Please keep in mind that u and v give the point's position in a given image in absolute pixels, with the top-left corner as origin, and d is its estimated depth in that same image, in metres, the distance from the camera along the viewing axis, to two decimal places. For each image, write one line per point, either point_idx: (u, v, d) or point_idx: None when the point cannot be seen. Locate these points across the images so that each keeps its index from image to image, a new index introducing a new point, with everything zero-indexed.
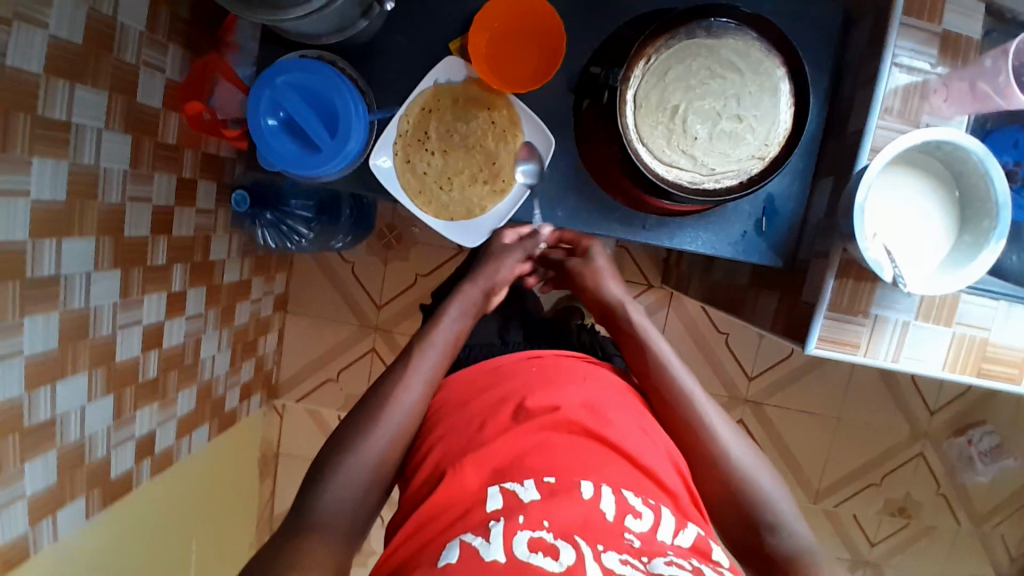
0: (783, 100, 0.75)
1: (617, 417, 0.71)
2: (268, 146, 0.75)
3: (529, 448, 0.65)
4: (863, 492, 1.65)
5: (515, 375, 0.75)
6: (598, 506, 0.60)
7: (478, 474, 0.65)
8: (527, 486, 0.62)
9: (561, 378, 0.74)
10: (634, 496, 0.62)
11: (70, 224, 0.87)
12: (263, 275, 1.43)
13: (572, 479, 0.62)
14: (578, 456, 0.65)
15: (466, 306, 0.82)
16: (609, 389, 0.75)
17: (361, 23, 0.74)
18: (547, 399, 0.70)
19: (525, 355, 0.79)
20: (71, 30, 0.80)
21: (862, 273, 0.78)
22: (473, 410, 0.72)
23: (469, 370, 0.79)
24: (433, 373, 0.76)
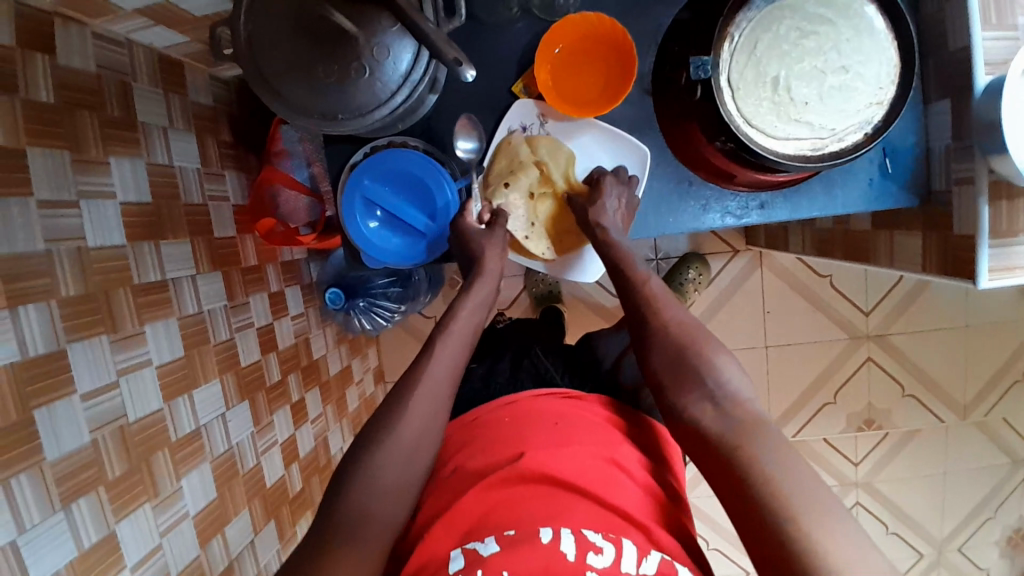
0: (882, 35, 0.69)
1: (581, 454, 0.68)
2: (372, 246, 0.74)
3: (495, 505, 0.63)
4: (1010, 391, 1.56)
5: (488, 429, 0.73)
6: (558, 549, 0.58)
7: (447, 537, 0.62)
8: (487, 543, 0.59)
9: (530, 423, 0.72)
10: (595, 533, 0.60)
11: (195, 376, 0.86)
12: (360, 356, 1.42)
13: (531, 527, 0.60)
14: (546, 502, 0.63)
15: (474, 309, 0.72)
16: (582, 426, 0.72)
17: (429, 97, 0.70)
18: (509, 449, 0.68)
19: (498, 404, 0.77)
20: (137, 190, 0.80)
21: (1015, 189, 0.72)
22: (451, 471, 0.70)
23: (458, 426, 0.78)
24: (454, 364, 0.68)
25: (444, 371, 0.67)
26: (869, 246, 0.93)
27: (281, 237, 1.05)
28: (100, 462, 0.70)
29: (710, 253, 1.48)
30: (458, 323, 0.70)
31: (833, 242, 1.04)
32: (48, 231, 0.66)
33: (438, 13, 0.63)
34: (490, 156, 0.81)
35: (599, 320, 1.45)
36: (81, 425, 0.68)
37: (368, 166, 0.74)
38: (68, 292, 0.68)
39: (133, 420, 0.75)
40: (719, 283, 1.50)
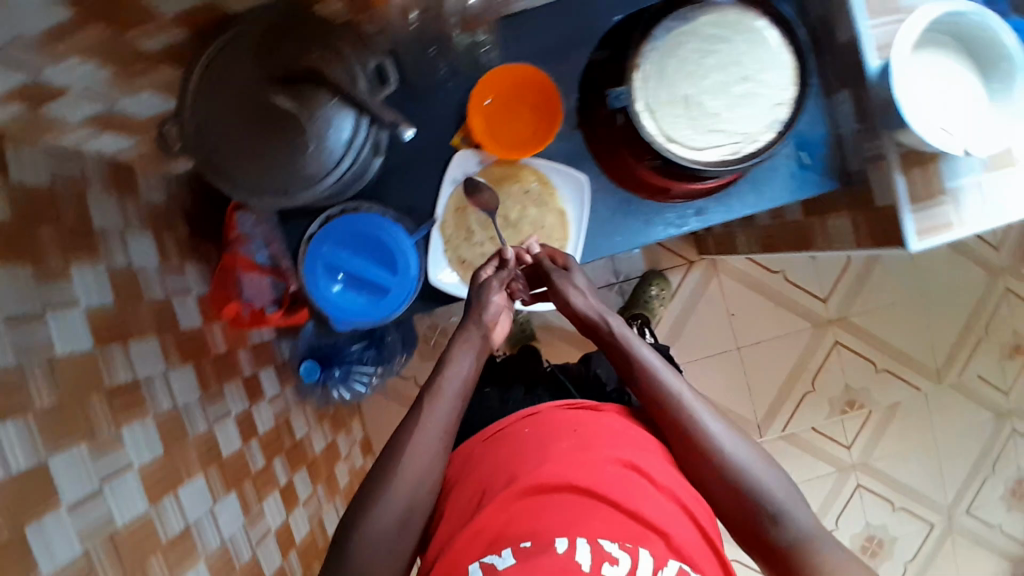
0: (776, 43, 0.76)
1: (602, 459, 0.69)
2: (339, 308, 0.76)
3: (514, 515, 0.64)
4: (976, 350, 1.63)
5: (508, 441, 0.74)
6: (574, 559, 0.60)
7: (469, 548, 0.64)
8: (505, 556, 0.62)
9: (553, 434, 0.72)
10: (612, 543, 0.61)
11: (179, 471, 0.85)
12: (346, 428, 1.41)
13: (547, 539, 0.62)
14: (569, 512, 0.64)
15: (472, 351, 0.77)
16: (605, 431, 0.73)
17: (375, 161, 0.74)
18: (533, 462, 0.69)
19: (522, 416, 0.77)
20: (101, 294, 0.80)
21: (922, 158, 0.78)
22: (470, 483, 0.72)
23: (472, 439, 0.79)
24: (454, 404, 0.73)
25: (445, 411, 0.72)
26: (808, 232, 0.99)
27: (249, 320, 1.05)
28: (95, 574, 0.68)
29: (668, 268, 1.54)
30: (449, 374, 0.74)
31: (777, 236, 1.10)
32: (18, 345, 0.66)
33: (371, 83, 0.66)
34: (442, 209, 0.84)
35: (576, 351, 1.48)
36: (71, 536, 0.66)
37: (324, 234, 0.76)
38: (42, 403, 0.67)
39: (122, 525, 0.73)
40: (681, 297, 1.55)
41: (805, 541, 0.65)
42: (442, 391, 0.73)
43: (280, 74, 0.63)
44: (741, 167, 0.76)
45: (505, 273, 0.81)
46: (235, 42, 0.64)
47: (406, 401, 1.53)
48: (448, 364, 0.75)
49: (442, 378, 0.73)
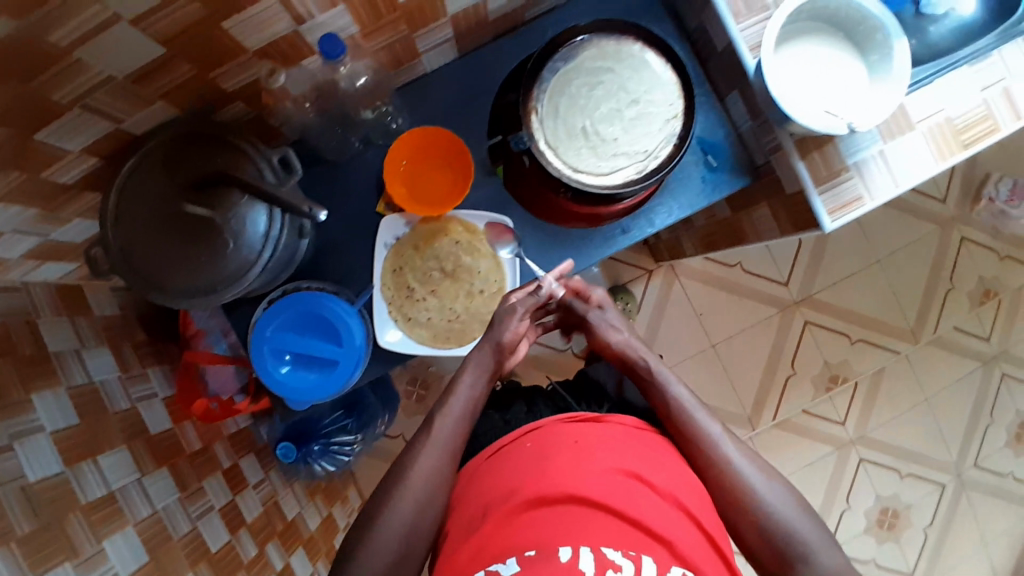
0: (656, 63, 0.81)
1: (605, 467, 0.69)
2: (293, 390, 0.78)
3: (518, 530, 0.64)
4: (946, 303, 1.66)
5: (509, 458, 0.73)
6: (577, 568, 0.59)
7: (473, 562, 0.64)
8: (509, 565, 0.61)
9: (556, 449, 0.71)
10: (614, 551, 0.61)
11: (167, 575, 0.86)
12: (340, 500, 1.40)
13: (551, 548, 0.61)
14: (575, 523, 0.63)
15: (479, 370, 0.81)
16: (605, 441, 0.72)
17: (303, 243, 0.77)
18: (536, 476, 0.68)
19: (523, 430, 0.76)
20: (64, 415, 0.82)
21: (819, 140, 0.82)
22: (473, 500, 0.71)
23: (475, 458, 0.77)
24: (462, 421, 0.78)
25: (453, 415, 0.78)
26: (740, 227, 1.03)
27: (219, 413, 1.04)
28: None
29: (630, 280, 1.57)
30: (456, 396, 0.79)
31: (716, 234, 1.13)
32: None
33: (279, 172, 0.70)
34: (379, 274, 0.86)
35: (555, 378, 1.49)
36: None
37: (266, 319, 0.79)
38: (23, 529, 0.70)
39: None
40: (648, 306, 1.58)
41: None
42: (449, 411, 0.78)
43: (193, 182, 0.67)
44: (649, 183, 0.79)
45: (536, 298, 0.84)
46: (146, 162, 0.68)
47: None
48: (456, 385, 0.80)
49: (450, 398, 0.79)
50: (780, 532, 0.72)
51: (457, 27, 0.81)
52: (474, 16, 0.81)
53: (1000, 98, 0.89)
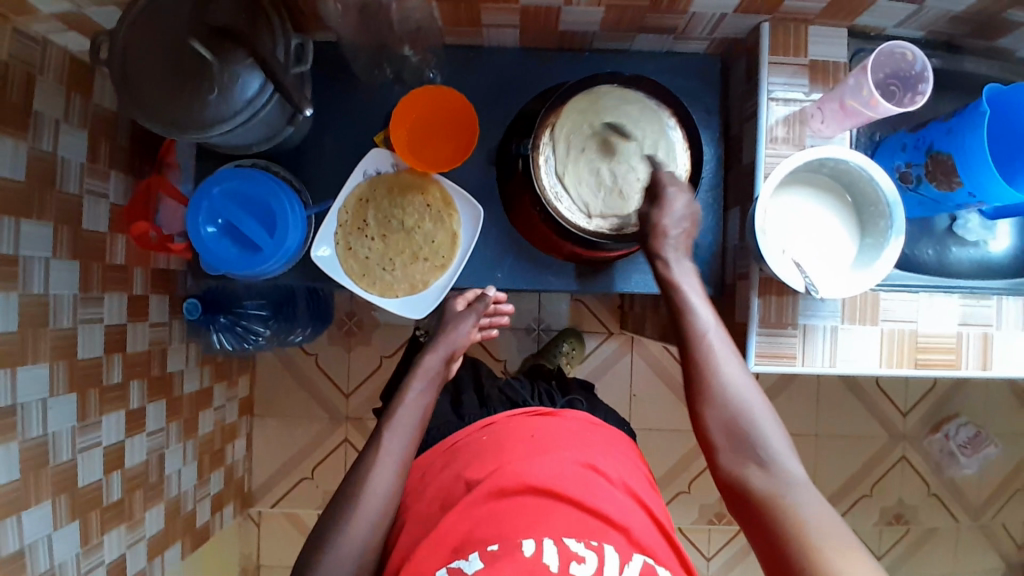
0: (677, 142, 0.84)
1: (558, 463, 0.77)
2: (209, 252, 0.79)
3: (479, 519, 0.71)
4: (857, 505, 1.65)
5: (466, 449, 0.82)
6: (540, 560, 0.66)
7: (434, 556, 0.69)
8: (472, 559, 0.67)
9: (509, 440, 0.81)
10: (576, 543, 0.68)
11: (23, 353, 0.90)
12: (227, 382, 1.42)
13: (513, 541, 0.68)
14: (529, 513, 0.71)
15: (429, 376, 0.83)
16: (552, 437, 0.81)
17: (287, 129, 0.81)
18: (488, 463, 0.77)
19: (479, 426, 0.86)
20: (13, 168, 0.87)
21: (783, 288, 0.83)
22: (432, 491, 0.79)
23: (428, 453, 0.87)
24: (416, 420, 0.79)
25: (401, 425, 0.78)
26: None
27: (153, 244, 1.07)
28: None
29: (586, 331, 1.58)
30: (406, 406, 0.80)
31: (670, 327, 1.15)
32: None
33: (290, 58, 0.73)
34: (343, 196, 0.88)
35: None
36: None
37: (217, 177, 0.79)
38: None
39: None
40: (592, 361, 1.59)
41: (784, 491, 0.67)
42: (400, 422, 0.78)
43: (211, 27, 0.69)
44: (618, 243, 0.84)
45: (483, 304, 0.90)
46: None
47: (302, 377, 1.56)
48: (404, 398, 0.80)
49: (397, 407, 0.79)
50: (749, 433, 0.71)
51: (526, 20, 0.84)
52: (545, 18, 0.84)
53: (976, 340, 0.90)
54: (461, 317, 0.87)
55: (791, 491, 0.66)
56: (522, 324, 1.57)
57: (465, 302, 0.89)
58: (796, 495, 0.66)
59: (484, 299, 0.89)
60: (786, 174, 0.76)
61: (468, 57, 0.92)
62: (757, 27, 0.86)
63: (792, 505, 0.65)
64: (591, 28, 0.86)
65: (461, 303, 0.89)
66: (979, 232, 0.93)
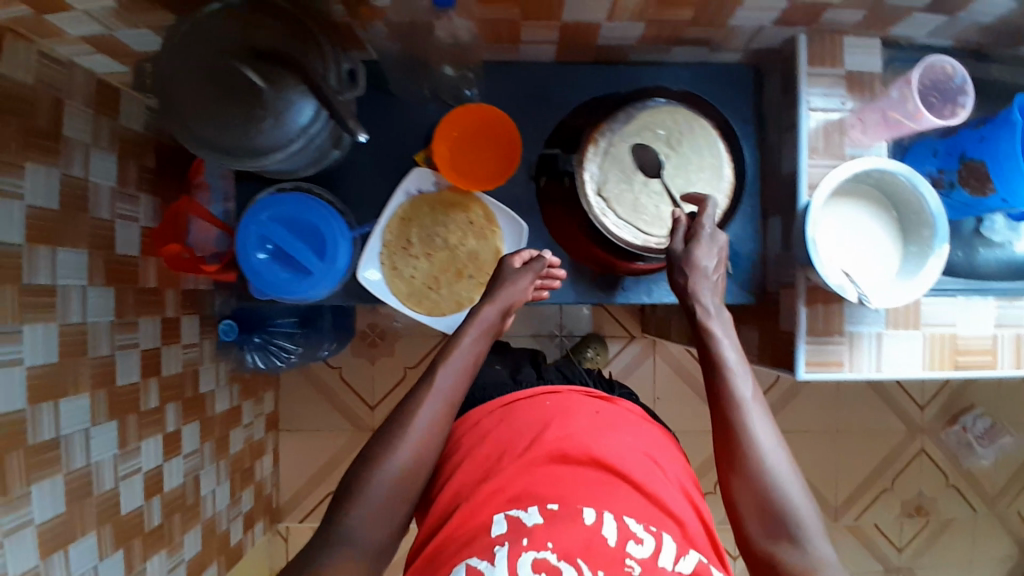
0: (721, 154, 0.83)
1: (625, 444, 0.77)
2: (259, 277, 0.78)
3: (542, 479, 0.71)
4: (879, 498, 1.67)
5: (530, 411, 0.82)
6: (600, 531, 0.66)
7: (490, 505, 0.70)
8: (532, 512, 0.68)
9: (575, 411, 0.81)
10: (637, 522, 0.67)
11: (65, 385, 0.89)
12: (254, 398, 1.42)
13: (574, 506, 0.68)
14: (598, 487, 0.70)
15: (483, 329, 0.80)
16: (619, 420, 0.82)
17: (333, 152, 0.80)
18: (557, 432, 0.76)
19: (545, 393, 0.85)
20: (46, 198, 0.86)
21: (829, 296, 0.84)
22: (487, 446, 0.79)
23: (479, 409, 0.86)
24: (468, 363, 0.77)
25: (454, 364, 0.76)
26: None
27: (185, 263, 1.03)
28: None
29: (608, 336, 1.59)
30: (459, 351, 0.78)
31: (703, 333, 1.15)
32: None
33: (342, 83, 0.72)
34: (386, 216, 0.88)
35: None
36: None
37: (266, 202, 0.79)
38: None
39: None
40: (615, 366, 1.59)
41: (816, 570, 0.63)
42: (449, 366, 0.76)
43: (259, 49, 0.68)
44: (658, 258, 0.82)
45: (540, 264, 0.85)
46: (226, 11, 0.69)
47: (326, 391, 1.55)
48: (458, 344, 0.78)
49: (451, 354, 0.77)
50: (779, 508, 0.66)
51: (564, 35, 0.83)
52: (584, 33, 0.83)
53: (1012, 342, 0.91)
54: (519, 274, 0.83)
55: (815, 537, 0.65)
56: (544, 332, 1.56)
57: (522, 262, 0.85)
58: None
59: (541, 260, 0.85)
60: (837, 184, 0.77)
61: (503, 71, 0.91)
62: (793, 38, 0.85)
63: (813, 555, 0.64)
64: (627, 42, 0.85)
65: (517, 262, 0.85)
66: (1005, 233, 0.93)
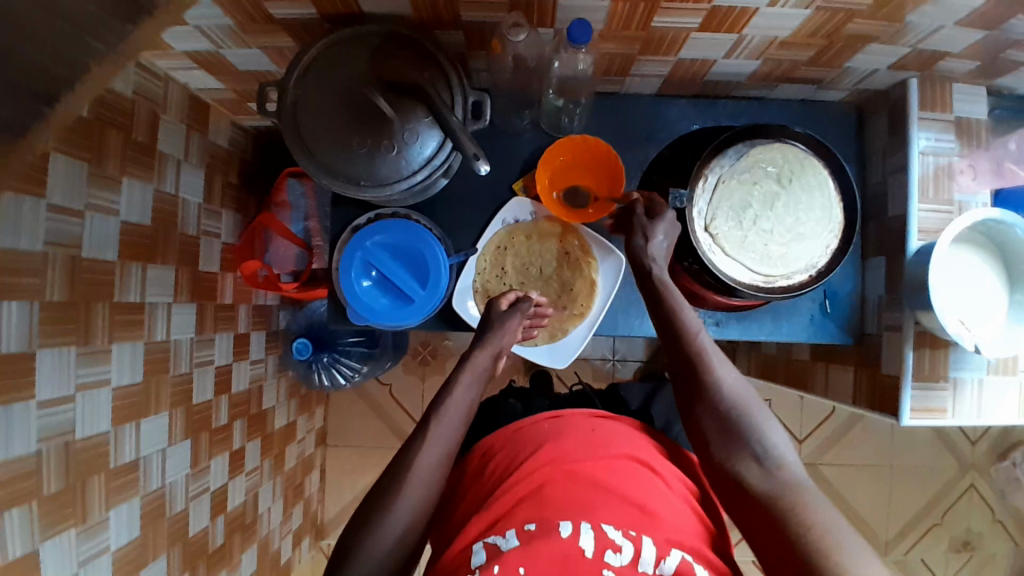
0: (832, 193, 0.81)
1: (611, 456, 0.75)
2: (360, 303, 0.78)
3: (525, 498, 0.70)
4: (927, 535, 1.63)
5: (530, 435, 0.81)
6: (576, 543, 0.64)
7: (477, 528, 0.69)
8: (508, 536, 0.65)
9: (569, 432, 0.79)
10: (615, 530, 0.65)
11: (147, 404, 0.87)
12: (308, 413, 1.40)
13: (551, 521, 0.66)
14: (575, 499, 0.69)
15: (477, 375, 0.78)
16: (617, 437, 0.79)
17: (442, 181, 0.78)
18: (548, 451, 0.76)
19: (546, 416, 0.84)
20: (141, 212, 0.84)
21: (937, 340, 0.82)
22: (491, 474, 0.78)
23: (495, 435, 0.85)
24: (468, 401, 0.76)
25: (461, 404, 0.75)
26: (809, 376, 1.03)
27: (262, 283, 1.03)
28: (40, 474, 0.70)
29: None
30: (454, 402, 0.75)
31: (779, 367, 1.14)
32: (51, 234, 0.70)
33: (467, 114, 0.71)
34: (483, 245, 0.88)
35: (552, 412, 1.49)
36: (31, 433, 0.68)
37: (373, 229, 0.79)
38: (54, 297, 0.70)
39: (80, 438, 0.75)
40: None
41: (784, 495, 0.64)
42: (445, 417, 0.73)
43: (390, 79, 0.68)
44: (753, 295, 0.79)
45: (526, 304, 0.84)
46: (355, 39, 0.69)
47: (376, 407, 1.54)
48: (451, 393, 0.75)
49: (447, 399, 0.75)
50: (748, 431, 0.70)
51: (676, 70, 0.82)
52: (695, 69, 0.82)
53: None
54: (508, 315, 0.82)
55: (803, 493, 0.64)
56: (597, 355, 1.53)
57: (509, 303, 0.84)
58: (808, 497, 0.64)
59: (529, 301, 0.83)
60: (962, 230, 0.75)
61: (605, 103, 0.90)
62: (904, 82, 0.84)
63: (807, 507, 0.63)
64: (738, 79, 0.85)
65: (505, 304, 0.84)
66: None
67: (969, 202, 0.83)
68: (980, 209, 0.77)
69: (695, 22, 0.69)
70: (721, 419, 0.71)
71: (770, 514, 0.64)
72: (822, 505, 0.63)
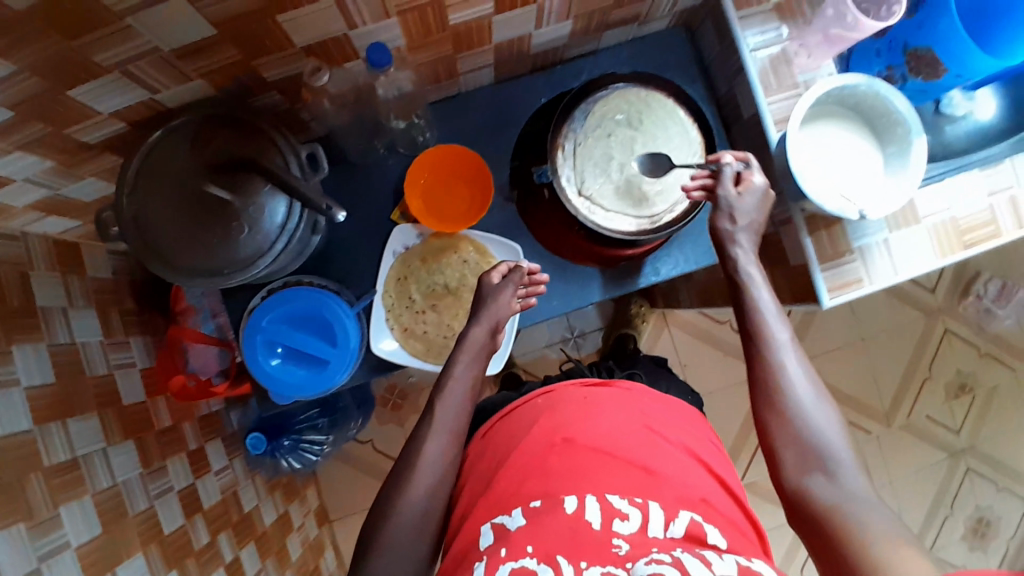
0: (685, 119, 0.83)
1: (613, 421, 0.76)
2: (278, 382, 0.77)
3: (532, 475, 0.70)
4: (922, 390, 1.68)
5: (525, 413, 0.80)
6: (583, 518, 0.64)
7: (485, 511, 0.69)
8: (515, 516, 0.66)
9: (563, 403, 0.79)
10: (620, 500, 0.66)
11: (119, 551, 0.83)
12: (297, 499, 1.38)
13: (555, 499, 0.66)
14: (580, 469, 0.69)
15: (474, 352, 0.80)
16: (620, 400, 0.80)
17: (316, 238, 0.76)
18: (555, 428, 0.75)
19: (538, 392, 0.84)
20: (42, 372, 0.81)
21: (828, 220, 0.85)
22: (491, 458, 0.77)
23: (486, 424, 0.85)
24: (466, 397, 0.78)
25: (456, 392, 0.77)
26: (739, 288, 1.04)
27: (195, 391, 1.04)
28: None
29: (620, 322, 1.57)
30: (455, 381, 0.78)
31: (713, 291, 1.16)
32: None
33: (305, 169, 0.70)
34: (380, 282, 0.87)
35: None
36: None
37: (266, 308, 0.79)
38: None
39: None
40: None
41: (838, 505, 0.64)
42: (448, 400, 0.77)
43: (216, 164, 0.68)
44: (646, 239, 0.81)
45: (518, 273, 0.82)
46: (168, 137, 0.68)
47: (367, 466, 1.53)
48: (452, 372, 0.79)
49: (448, 386, 0.77)
50: (812, 436, 0.68)
51: (499, 54, 0.83)
52: (517, 48, 0.83)
53: (1006, 205, 0.86)
54: (497, 288, 0.81)
55: (856, 502, 0.64)
56: (557, 338, 1.54)
57: (500, 276, 0.83)
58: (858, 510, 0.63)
59: (519, 270, 0.81)
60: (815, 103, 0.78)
61: (451, 107, 0.91)
62: None
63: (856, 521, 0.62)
64: (561, 42, 0.86)
65: (496, 277, 0.82)
66: (965, 104, 0.88)
67: (812, 80, 0.86)
68: (827, 82, 0.79)
69: (489, 7, 0.70)
70: (785, 414, 0.70)
71: (821, 534, 0.63)
72: (871, 516, 0.62)
